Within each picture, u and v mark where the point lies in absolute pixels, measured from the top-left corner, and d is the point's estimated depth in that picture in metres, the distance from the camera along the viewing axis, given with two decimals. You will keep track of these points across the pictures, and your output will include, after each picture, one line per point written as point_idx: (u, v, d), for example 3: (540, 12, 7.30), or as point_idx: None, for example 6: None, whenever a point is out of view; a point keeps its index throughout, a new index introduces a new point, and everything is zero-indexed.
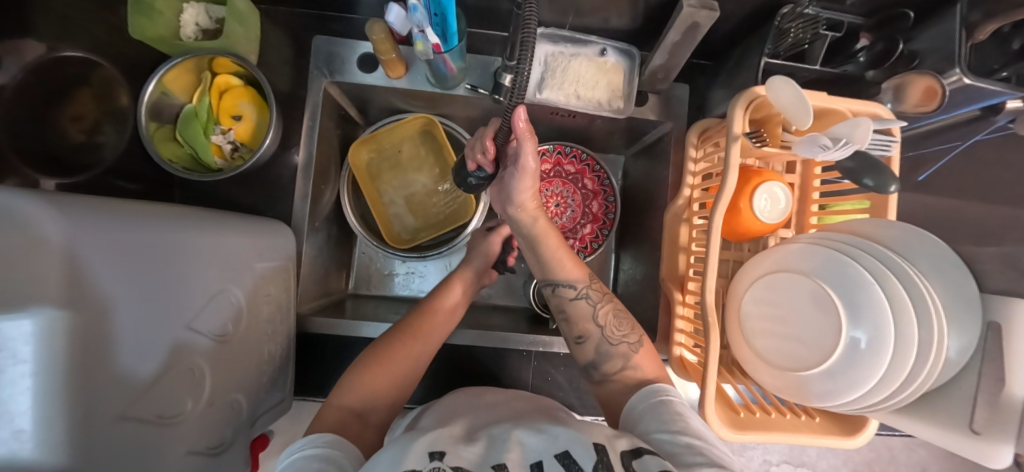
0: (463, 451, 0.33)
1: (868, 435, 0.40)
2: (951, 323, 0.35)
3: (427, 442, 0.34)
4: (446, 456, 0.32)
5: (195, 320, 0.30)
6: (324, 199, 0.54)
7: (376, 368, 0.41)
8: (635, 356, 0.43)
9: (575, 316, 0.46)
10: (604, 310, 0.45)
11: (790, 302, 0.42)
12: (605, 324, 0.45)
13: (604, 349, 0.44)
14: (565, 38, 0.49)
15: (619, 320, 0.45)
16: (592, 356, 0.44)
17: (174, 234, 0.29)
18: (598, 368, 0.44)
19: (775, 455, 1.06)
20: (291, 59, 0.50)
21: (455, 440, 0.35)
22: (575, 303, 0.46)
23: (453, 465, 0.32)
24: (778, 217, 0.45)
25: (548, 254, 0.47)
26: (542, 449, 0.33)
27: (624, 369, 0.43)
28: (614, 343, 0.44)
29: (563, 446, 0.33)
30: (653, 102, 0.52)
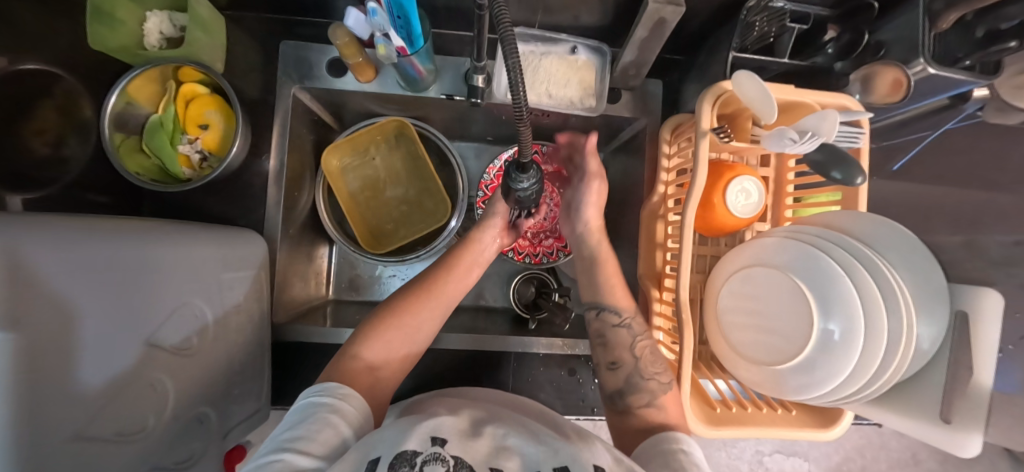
0: (466, 442, 0.31)
1: (843, 427, 0.40)
2: (919, 314, 0.35)
3: (429, 426, 0.32)
4: (449, 442, 0.31)
5: (155, 334, 0.30)
6: (299, 205, 0.54)
7: (393, 323, 0.41)
8: (662, 395, 0.40)
9: (614, 343, 0.45)
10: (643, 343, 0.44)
11: (766, 295, 0.42)
12: (640, 355, 0.43)
13: (634, 380, 0.42)
14: (536, 37, 0.48)
15: (656, 358, 0.43)
16: (620, 385, 0.43)
17: (132, 247, 0.29)
18: (623, 398, 0.42)
19: (767, 446, 1.07)
20: (260, 65, 0.50)
21: (460, 429, 0.32)
22: (617, 330, 0.46)
23: (453, 455, 0.30)
24: (751, 211, 0.45)
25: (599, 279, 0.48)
26: (542, 461, 0.31)
27: (648, 405, 0.40)
28: (645, 377, 0.42)
29: (563, 460, 0.30)
30: (626, 99, 0.52)
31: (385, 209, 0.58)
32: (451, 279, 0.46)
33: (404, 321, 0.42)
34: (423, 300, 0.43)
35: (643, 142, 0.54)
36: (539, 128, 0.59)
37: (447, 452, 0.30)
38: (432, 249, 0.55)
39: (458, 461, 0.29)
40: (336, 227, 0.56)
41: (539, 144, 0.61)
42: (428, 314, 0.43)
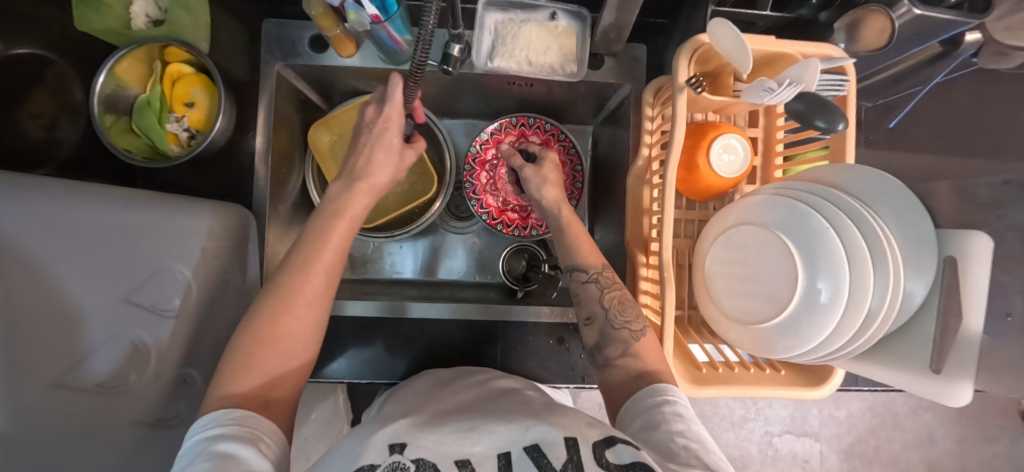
0: (425, 438, 0.33)
1: (834, 385, 0.39)
2: (906, 265, 0.34)
3: (386, 436, 0.34)
4: (407, 448, 0.32)
5: (134, 293, 0.33)
6: (289, 183, 0.54)
7: (270, 333, 0.32)
8: (636, 343, 0.41)
9: (584, 299, 0.46)
10: (612, 295, 0.45)
11: (755, 257, 0.41)
12: (610, 306, 0.44)
13: (608, 332, 0.43)
14: (514, 5, 0.48)
15: (625, 308, 0.44)
16: (596, 339, 0.44)
17: (108, 215, 0.32)
18: (601, 351, 0.44)
19: (777, 426, 1.06)
20: (244, 45, 0.50)
21: (414, 428, 0.35)
22: (586, 286, 0.46)
23: (414, 457, 0.31)
24: (736, 171, 0.44)
25: (569, 240, 0.49)
26: (512, 440, 0.33)
27: (624, 355, 0.41)
28: (617, 327, 0.43)
29: (533, 438, 0.32)
30: (609, 65, 0.52)
31: None
32: (326, 247, 0.37)
33: (279, 329, 0.33)
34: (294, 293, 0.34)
35: (629, 108, 0.53)
36: (525, 100, 0.58)
37: (406, 458, 0.31)
38: (421, 223, 0.55)
39: (419, 462, 0.31)
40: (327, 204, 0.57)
41: (525, 116, 0.60)
42: (306, 292, 0.35)
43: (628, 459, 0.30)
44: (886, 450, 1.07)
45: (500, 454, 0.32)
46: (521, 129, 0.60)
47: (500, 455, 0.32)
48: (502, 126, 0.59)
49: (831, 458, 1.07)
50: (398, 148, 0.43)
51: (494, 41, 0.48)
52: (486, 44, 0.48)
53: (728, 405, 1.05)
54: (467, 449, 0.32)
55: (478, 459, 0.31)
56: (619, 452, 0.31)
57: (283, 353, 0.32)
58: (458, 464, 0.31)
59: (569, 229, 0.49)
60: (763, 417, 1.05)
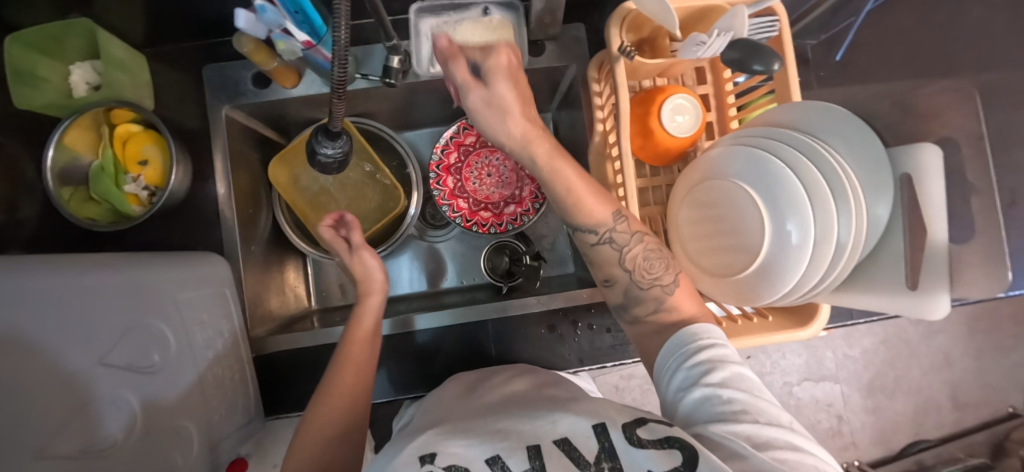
0: (451, 444, 0.33)
1: (822, 322, 0.39)
2: (865, 190, 0.35)
3: (416, 447, 0.34)
4: (438, 457, 0.32)
5: (108, 355, 0.30)
6: (260, 222, 0.55)
7: (309, 426, 0.37)
8: (668, 297, 0.41)
9: (600, 261, 0.43)
10: (632, 253, 0.41)
11: (725, 212, 0.41)
12: (632, 269, 0.42)
13: (633, 293, 0.42)
14: (446, 7, 0.48)
15: (650, 262, 0.42)
16: (622, 300, 0.43)
17: (92, 279, 0.30)
18: (628, 310, 0.43)
19: (795, 376, 1.06)
20: (188, 94, 0.50)
21: (439, 434, 0.35)
22: (599, 249, 0.41)
23: (446, 465, 0.31)
24: (690, 130, 0.44)
25: (562, 197, 0.39)
26: (541, 434, 0.33)
27: (657, 311, 0.41)
28: (643, 287, 0.41)
29: (562, 431, 0.33)
30: (551, 50, 0.52)
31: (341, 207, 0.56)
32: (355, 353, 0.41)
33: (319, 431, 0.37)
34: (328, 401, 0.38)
35: (579, 89, 0.53)
36: None
37: (439, 466, 0.31)
38: (396, 239, 0.54)
39: (451, 469, 0.31)
40: (302, 236, 0.57)
41: None
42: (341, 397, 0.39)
43: (662, 434, 0.31)
44: (906, 379, 1.07)
45: (531, 446, 0.31)
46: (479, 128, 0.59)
47: (531, 448, 0.31)
48: (460, 128, 0.59)
49: (853, 397, 1.07)
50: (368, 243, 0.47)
51: (433, 47, 0.48)
52: (425, 50, 0.48)
53: (743, 364, 1.04)
54: (496, 446, 0.32)
55: (510, 453, 0.31)
56: (652, 429, 0.32)
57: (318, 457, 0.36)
58: (490, 462, 0.31)
59: (558, 183, 0.38)
60: (779, 369, 1.05)
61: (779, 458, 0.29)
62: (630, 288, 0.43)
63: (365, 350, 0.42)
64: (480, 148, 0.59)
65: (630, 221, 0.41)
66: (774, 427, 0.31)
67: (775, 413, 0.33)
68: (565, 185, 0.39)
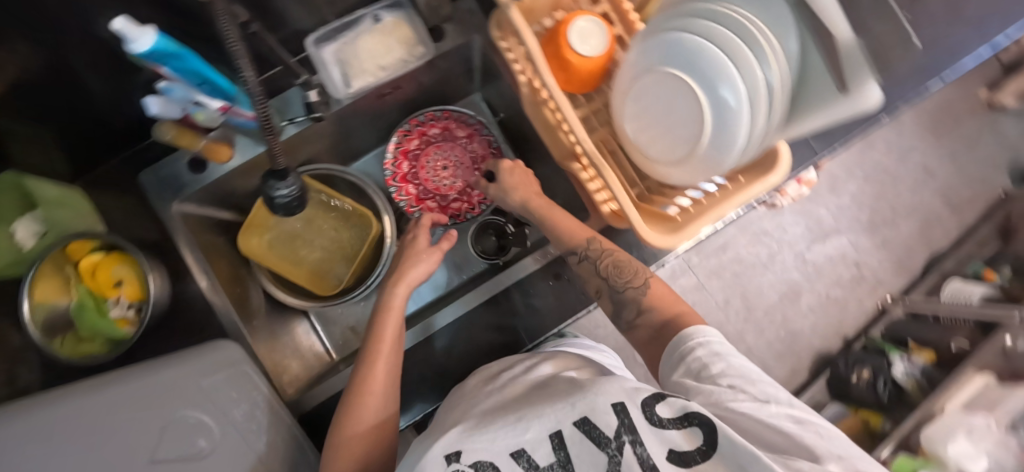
0: (474, 438, 0.36)
1: (786, 161, 0.40)
2: (770, 27, 0.37)
3: (440, 446, 0.37)
4: (463, 454, 0.36)
5: (157, 451, 0.32)
6: (251, 299, 0.55)
7: (352, 419, 0.41)
8: (642, 299, 0.47)
9: (584, 276, 0.49)
10: (606, 263, 0.48)
11: (663, 102, 0.43)
12: (609, 275, 0.48)
13: (617, 298, 0.48)
14: (339, 30, 0.49)
15: (619, 269, 0.49)
16: (611, 307, 0.49)
17: (96, 402, 0.31)
18: (622, 315, 0.48)
19: (803, 243, 1.11)
20: (133, 207, 0.50)
21: (463, 430, 0.38)
22: (581, 267, 0.48)
23: (470, 462, 0.35)
24: (601, 46, 0.46)
25: (549, 224, 0.50)
26: (560, 418, 0.35)
27: (640, 312, 0.47)
28: (622, 290, 0.47)
29: (580, 413, 0.35)
30: (452, 32, 0.52)
31: (321, 252, 0.56)
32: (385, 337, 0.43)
33: (358, 416, 0.41)
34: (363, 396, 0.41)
35: (494, 57, 0.54)
36: (407, 104, 0.60)
37: (465, 465, 0.35)
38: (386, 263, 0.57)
39: (477, 466, 0.35)
40: (296, 294, 0.57)
41: (414, 116, 0.60)
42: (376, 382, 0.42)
43: (680, 410, 0.34)
44: (898, 205, 1.14)
45: (552, 434, 0.35)
46: (418, 130, 0.61)
47: (552, 434, 0.35)
48: (401, 137, 0.60)
49: (861, 240, 1.13)
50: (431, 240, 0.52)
51: (342, 69, 0.49)
52: (336, 75, 0.49)
53: (753, 249, 1.10)
54: (518, 438, 0.35)
55: (534, 445, 0.35)
56: (666, 407, 0.34)
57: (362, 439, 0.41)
58: (516, 455, 0.35)
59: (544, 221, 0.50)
60: (786, 244, 1.11)
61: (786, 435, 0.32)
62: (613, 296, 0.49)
63: (393, 342, 0.44)
64: (426, 149, 0.61)
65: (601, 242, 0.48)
66: (775, 405, 0.34)
67: (772, 389, 0.36)
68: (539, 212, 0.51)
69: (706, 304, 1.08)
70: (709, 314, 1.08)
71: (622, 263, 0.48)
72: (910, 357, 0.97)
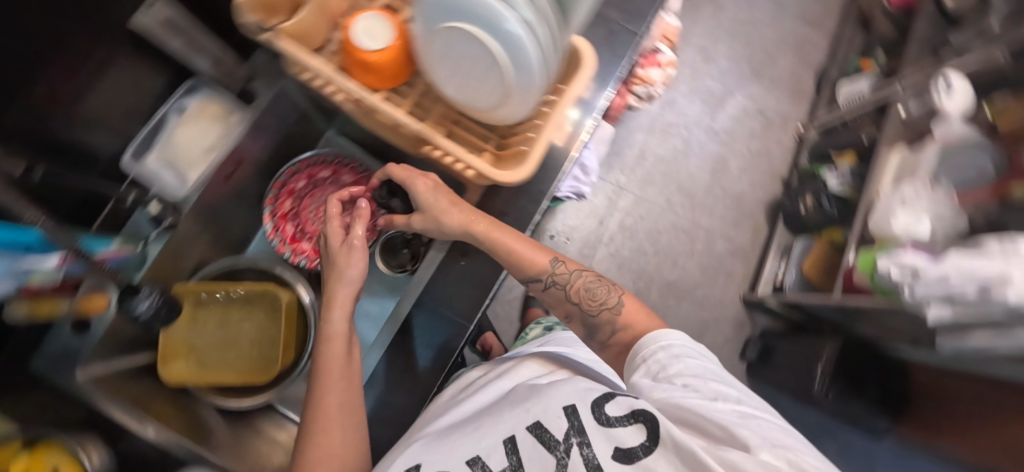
0: (433, 451, 0.43)
1: (588, 60, 0.43)
2: None
3: (402, 461, 0.43)
4: (422, 467, 0.42)
5: None
6: (207, 420, 0.54)
7: (317, 447, 0.43)
8: (616, 318, 0.51)
9: (555, 299, 0.55)
10: (575, 287, 0.54)
11: (463, 55, 0.43)
12: (579, 301, 0.53)
13: (590, 321, 0.53)
14: (148, 138, 0.49)
15: (593, 292, 0.54)
16: (586, 329, 0.54)
17: None
18: (597, 336, 0.53)
19: (707, 117, 1.19)
20: (41, 394, 0.49)
21: (424, 446, 0.44)
22: (549, 290, 0.54)
23: None
24: (387, 33, 0.47)
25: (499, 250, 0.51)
26: (517, 423, 0.41)
27: (613, 331, 0.51)
28: (594, 314, 0.52)
29: (535, 417, 0.41)
30: (260, 91, 0.52)
31: (249, 345, 0.55)
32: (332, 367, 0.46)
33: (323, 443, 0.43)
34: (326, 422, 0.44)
35: (314, 95, 0.54)
36: (266, 171, 0.60)
37: None
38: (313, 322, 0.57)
39: None
40: (248, 394, 0.56)
41: (277, 182, 0.58)
42: (334, 405, 0.45)
43: (627, 409, 0.38)
44: (768, 46, 1.23)
45: (506, 440, 0.41)
46: (286, 191, 0.59)
47: (506, 440, 0.40)
48: (272, 205, 0.58)
49: (752, 90, 1.21)
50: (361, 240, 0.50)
51: (170, 168, 0.49)
52: (168, 178, 0.49)
53: (668, 142, 1.16)
54: (477, 448, 0.41)
55: (488, 452, 0.41)
56: (615, 406, 0.39)
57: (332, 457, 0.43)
58: (471, 461, 0.41)
59: (494, 244, 0.50)
60: (693, 125, 1.18)
61: (722, 426, 0.35)
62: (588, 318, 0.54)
63: (344, 368, 0.46)
64: (303, 203, 0.59)
65: (565, 264, 0.54)
66: (722, 402, 0.38)
67: (726, 389, 0.40)
68: (487, 240, 0.51)
69: (652, 209, 1.14)
70: (659, 216, 1.13)
71: (599, 283, 0.54)
72: (841, 172, 1.00)
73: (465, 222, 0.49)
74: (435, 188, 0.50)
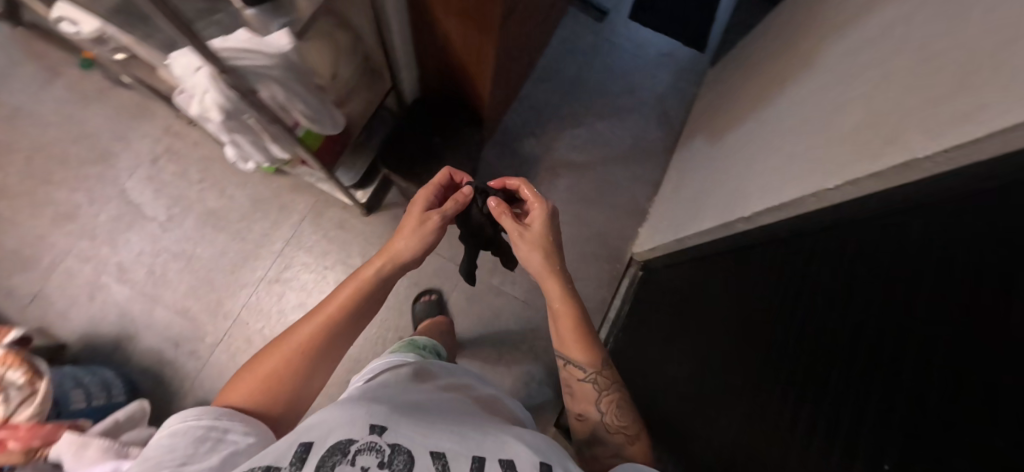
0: (405, 424, 0.38)
1: None
2: None
3: (373, 409, 0.39)
4: (385, 426, 0.37)
5: None
6: None
7: (272, 360, 0.48)
8: (625, 449, 0.59)
9: (580, 396, 0.65)
10: (607, 403, 0.63)
11: None
12: (603, 411, 0.63)
13: (599, 433, 0.62)
14: None
15: (620, 415, 0.62)
16: (589, 433, 0.63)
17: None
18: (596, 445, 0.62)
19: (146, 228, 1.01)
20: None
21: (386, 410, 0.39)
22: (584, 383, 0.64)
23: (390, 441, 0.36)
24: None
25: (564, 335, 0.65)
26: (476, 447, 0.39)
27: (612, 456, 0.59)
28: (609, 433, 0.61)
29: (506, 455, 0.39)
30: None
31: None
32: (340, 295, 0.54)
33: (273, 361, 0.48)
34: (305, 328, 0.51)
35: None
36: None
37: (383, 442, 0.36)
38: None
39: (395, 443, 0.36)
40: None
41: None
42: (309, 331, 0.51)
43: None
44: (71, 143, 1.04)
45: (475, 457, 0.37)
46: None
47: (474, 458, 0.37)
48: None
49: (130, 164, 1.04)
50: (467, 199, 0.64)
51: None
52: None
53: (174, 273, 0.99)
54: (442, 443, 0.37)
55: (453, 455, 0.37)
56: None
57: (278, 372, 0.48)
58: (433, 457, 0.36)
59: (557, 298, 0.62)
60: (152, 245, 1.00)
61: None
62: (597, 430, 0.62)
63: (355, 296, 0.54)
64: None
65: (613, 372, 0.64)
66: None
67: None
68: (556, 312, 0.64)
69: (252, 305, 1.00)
70: (265, 294, 1.00)
71: (627, 410, 0.62)
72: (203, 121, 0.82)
73: (533, 261, 0.64)
74: (542, 235, 0.63)
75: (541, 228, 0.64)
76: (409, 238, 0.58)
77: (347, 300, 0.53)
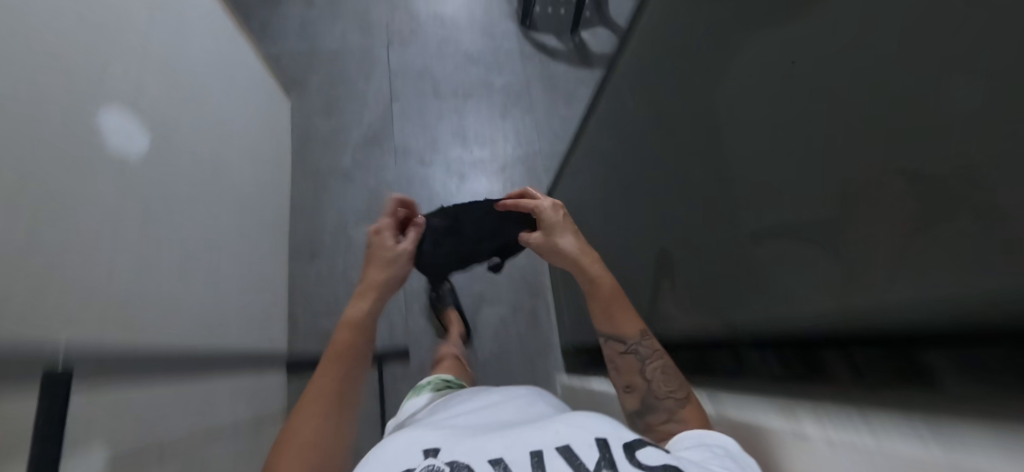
0: (444, 453, 0.70)
1: None
2: None
3: (421, 447, 0.72)
4: (432, 452, 0.71)
5: None
6: None
7: (307, 411, 0.79)
8: (678, 411, 0.91)
9: (626, 369, 1.03)
10: (653, 364, 1.00)
11: None
12: (653, 382, 0.98)
13: (649, 400, 0.97)
14: None
15: (668, 382, 0.96)
16: (641, 405, 0.98)
17: None
18: (649, 408, 0.96)
19: None
20: None
21: (431, 445, 0.73)
22: (630, 355, 1.03)
23: (442, 463, 0.68)
24: None
25: (603, 314, 1.06)
26: (522, 448, 0.71)
27: (667, 420, 0.92)
28: (660, 397, 0.95)
29: (552, 443, 0.71)
30: None
31: None
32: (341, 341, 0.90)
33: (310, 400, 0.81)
34: (325, 377, 0.85)
35: None
36: None
37: (437, 464, 0.68)
38: None
39: (450, 463, 0.68)
40: None
41: None
42: (332, 361, 0.87)
43: (661, 461, 0.69)
44: None
45: (534, 452, 0.70)
46: None
47: (534, 458, 0.69)
48: None
49: None
50: (564, 228, 1.13)
51: None
52: None
53: None
54: (498, 453, 0.70)
55: (511, 460, 0.69)
56: (643, 454, 0.70)
57: (309, 412, 0.79)
58: (495, 463, 0.68)
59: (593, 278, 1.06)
60: None
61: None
62: (648, 399, 0.97)
63: (355, 330, 0.93)
64: None
65: (648, 341, 1.03)
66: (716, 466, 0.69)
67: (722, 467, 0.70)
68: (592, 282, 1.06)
69: None
70: None
71: (670, 379, 0.96)
72: None
73: (589, 264, 1.07)
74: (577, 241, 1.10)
75: (562, 223, 1.13)
76: (382, 273, 1.02)
77: (345, 342, 0.90)
